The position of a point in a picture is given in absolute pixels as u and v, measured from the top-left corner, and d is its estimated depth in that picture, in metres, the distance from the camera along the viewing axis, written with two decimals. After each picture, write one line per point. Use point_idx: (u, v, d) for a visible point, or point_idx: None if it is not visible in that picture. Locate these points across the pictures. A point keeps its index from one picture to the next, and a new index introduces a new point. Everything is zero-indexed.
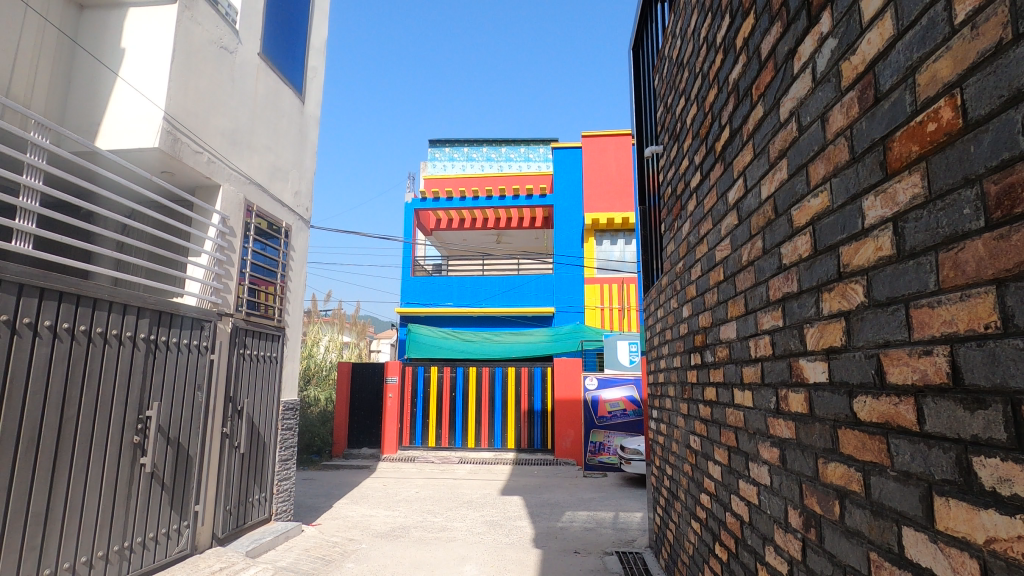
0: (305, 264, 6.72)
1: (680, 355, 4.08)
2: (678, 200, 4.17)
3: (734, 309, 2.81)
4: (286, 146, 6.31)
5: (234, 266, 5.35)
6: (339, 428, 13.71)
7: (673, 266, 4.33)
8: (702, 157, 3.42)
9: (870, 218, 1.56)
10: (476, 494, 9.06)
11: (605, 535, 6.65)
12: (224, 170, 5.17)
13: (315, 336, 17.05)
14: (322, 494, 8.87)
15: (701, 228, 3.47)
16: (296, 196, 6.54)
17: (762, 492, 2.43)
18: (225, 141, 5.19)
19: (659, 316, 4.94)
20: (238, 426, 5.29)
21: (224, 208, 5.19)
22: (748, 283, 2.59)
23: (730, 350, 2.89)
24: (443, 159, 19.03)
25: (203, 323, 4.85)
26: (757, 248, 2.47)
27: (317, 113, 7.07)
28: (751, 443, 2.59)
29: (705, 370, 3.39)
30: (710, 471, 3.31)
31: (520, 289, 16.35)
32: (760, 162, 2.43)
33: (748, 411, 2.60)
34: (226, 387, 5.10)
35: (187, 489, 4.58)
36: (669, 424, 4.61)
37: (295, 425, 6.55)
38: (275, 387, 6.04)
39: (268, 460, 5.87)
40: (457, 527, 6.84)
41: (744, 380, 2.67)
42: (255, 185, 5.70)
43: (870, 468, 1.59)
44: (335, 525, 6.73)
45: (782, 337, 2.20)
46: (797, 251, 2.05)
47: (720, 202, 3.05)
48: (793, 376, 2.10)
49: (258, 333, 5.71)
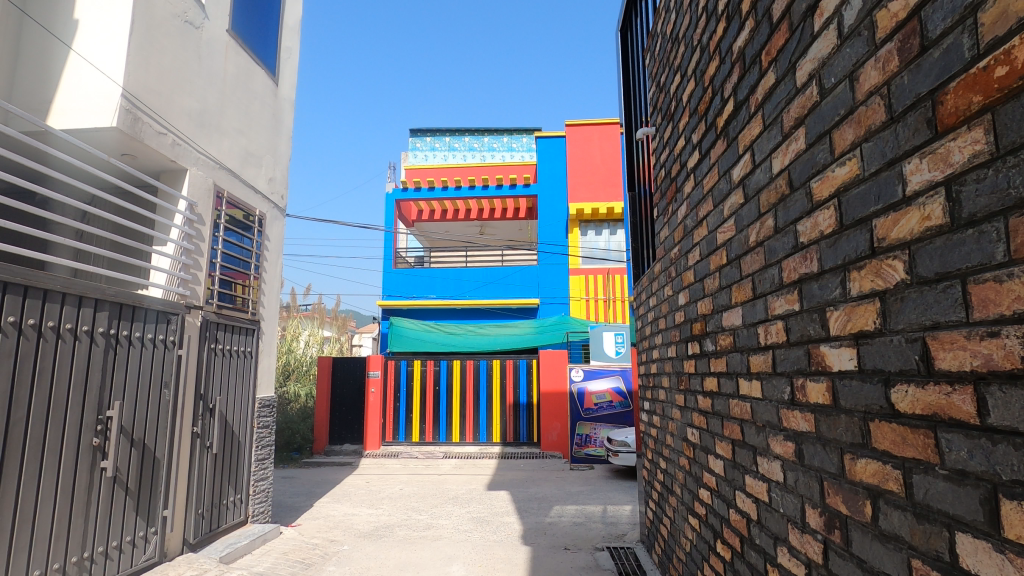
0: (281, 255, 6.40)
1: (676, 344, 3.91)
2: (673, 182, 3.97)
3: (739, 294, 2.64)
4: (258, 130, 5.98)
5: (203, 255, 5.05)
6: (320, 425, 13.40)
7: (666, 253, 4.17)
8: (701, 136, 3.24)
9: (915, 183, 1.39)
10: (462, 490, 8.85)
11: (595, 530, 6.50)
12: (192, 154, 4.86)
13: (295, 331, 16.66)
14: (302, 492, 8.60)
15: (699, 211, 3.30)
16: (269, 182, 6.22)
17: (774, 489, 2.27)
18: (192, 123, 4.87)
19: (652, 304, 4.78)
20: (210, 425, 5.00)
21: (191, 193, 4.87)
22: (756, 266, 2.42)
23: (734, 338, 2.72)
24: (424, 148, 18.64)
25: (169, 316, 4.55)
26: (767, 227, 2.29)
27: (292, 97, 6.75)
28: (760, 437, 2.42)
29: (705, 360, 3.22)
30: (711, 466, 3.13)
31: (505, 281, 16.08)
32: (770, 133, 2.25)
33: (757, 402, 2.45)
34: (195, 384, 4.81)
35: (155, 494, 4.29)
36: (663, 416, 4.45)
37: (273, 423, 6.26)
38: (250, 383, 5.75)
39: (243, 460, 5.59)
40: (443, 524, 6.63)
41: (751, 369, 2.51)
42: (226, 171, 5.40)
43: (911, 465, 1.42)
44: (316, 525, 6.47)
45: (798, 323, 2.03)
46: (818, 227, 1.87)
47: (722, 180, 2.87)
48: (812, 364, 1.94)
49: (230, 327, 5.41)
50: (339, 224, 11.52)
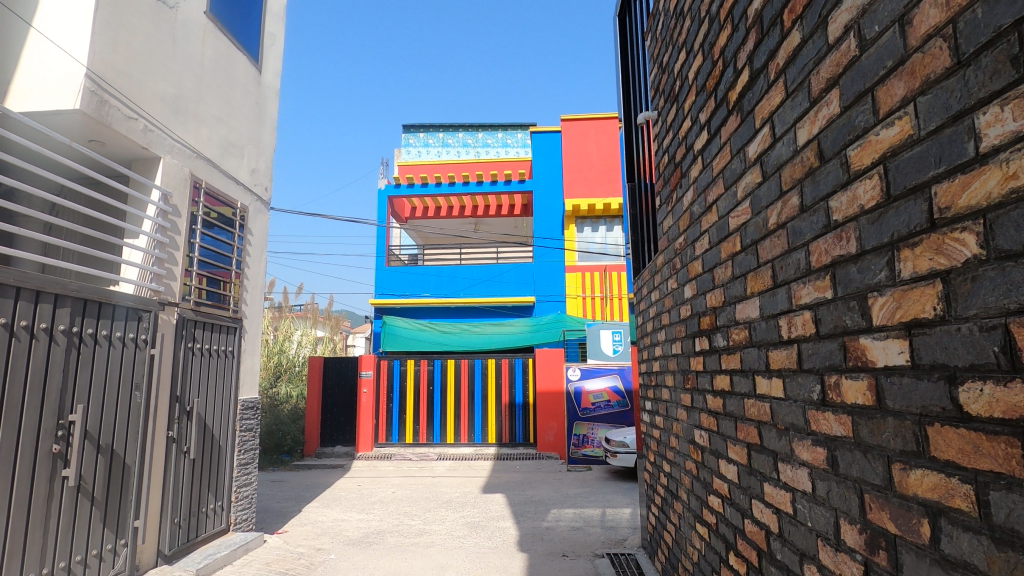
0: (264, 249, 6.12)
1: (681, 341, 3.66)
2: (678, 167, 3.72)
3: (756, 283, 2.39)
4: (239, 119, 5.70)
5: (179, 249, 4.76)
6: (311, 426, 13.10)
7: (671, 243, 3.92)
8: (710, 114, 2.99)
9: (991, 138, 1.15)
10: (456, 493, 8.60)
11: (593, 535, 6.25)
12: (166, 141, 4.58)
13: (287, 331, 16.37)
14: (290, 497, 8.32)
15: (708, 195, 3.05)
16: (252, 174, 5.94)
17: (800, 500, 2.02)
18: (167, 109, 4.59)
19: (654, 299, 4.54)
20: (187, 428, 4.72)
21: (165, 183, 4.58)
22: (777, 251, 2.17)
23: (750, 331, 2.47)
24: (418, 144, 18.33)
25: (141, 314, 4.27)
26: (791, 205, 2.05)
27: (276, 85, 6.47)
28: (782, 442, 2.18)
29: (715, 356, 2.98)
30: (723, 471, 2.89)
31: (500, 278, 15.80)
32: (795, 101, 2.00)
33: (778, 402, 2.20)
34: (170, 386, 4.53)
35: (124, 504, 4.01)
36: (667, 417, 4.21)
37: (257, 425, 5.99)
38: (231, 384, 5.47)
39: (224, 465, 5.30)
40: (436, 530, 6.38)
41: (771, 366, 2.26)
42: (205, 160, 5.12)
43: (987, 479, 1.18)
44: (303, 532, 6.21)
45: (831, 312, 1.79)
46: (857, 201, 1.63)
47: (735, 160, 2.62)
48: (848, 359, 1.69)
49: (209, 325, 5.13)
50: (329, 218, 11.24)
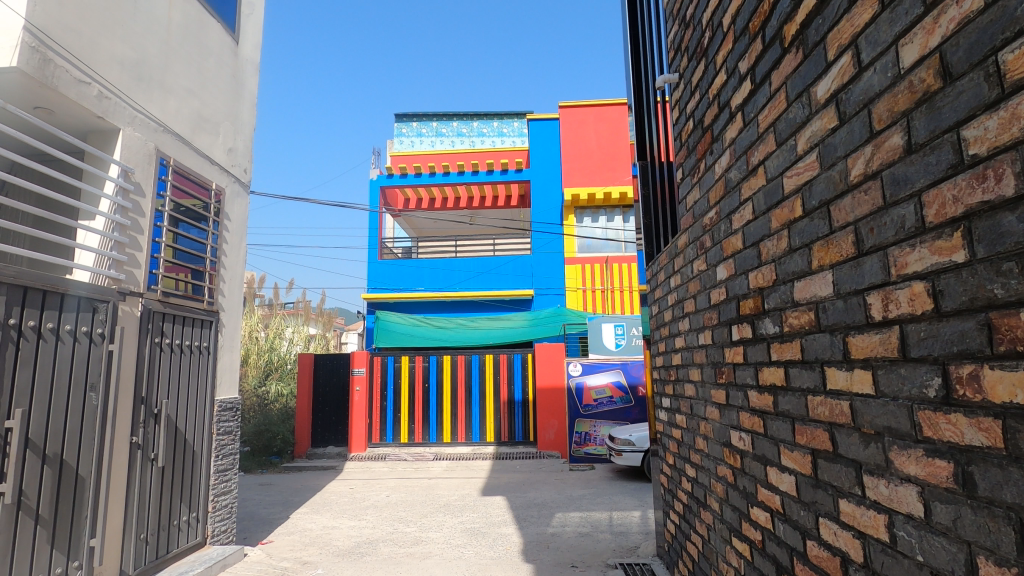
0: (244, 236, 5.63)
1: (712, 330, 3.21)
2: (707, 132, 3.26)
3: (829, 253, 1.94)
4: (214, 92, 5.18)
5: (144, 233, 4.26)
6: (302, 426, 12.62)
7: (698, 219, 3.47)
8: (755, 60, 2.53)
9: None
10: (454, 496, 8.14)
11: (603, 542, 5.80)
12: (126, 110, 4.07)
13: (278, 328, 15.88)
14: (279, 502, 7.86)
15: (752, 156, 2.59)
16: (229, 154, 5.43)
17: (904, 525, 1.58)
18: (126, 75, 4.08)
19: (674, 285, 4.09)
20: (155, 434, 4.25)
21: (126, 157, 4.08)
22: (865, 210, 1.72)
23: (818, 314, 2.02)
24: (411, 134, 17.79)
25: (96, 305, 3.77)
26: (890, 147, 1.59)
27: (256, 59, 5.95)
28: (870, 451, 1.74)
29: (762, 345, 2.53)
30: (773, 482, 2.45)
31: (497, 271, 15.39)
32: (898, 10, 1.55)
33: (866, 399, 1.75)
34: (133, 386, 4.06)
35: (77, 520, 3.53)
36: (691, 415, 3.75)
37: (237, 428, 5.50)
38: (207, 384, 4.98)
39: (199, 473, 4.83)
40: (433, 538, 5.93)
41: (851, 355, 1.82)
42: (174, 136, 4.61)
43: None
44: (288, 543, 5.75)
45: (963, 281, 1.34)
46: (1018, 123, 1.18)
47: (795, 106, 2.16)
48: (997, 343, 1.25)
49: (180, 318, 4.64)
50: (317, 204, 10.75)
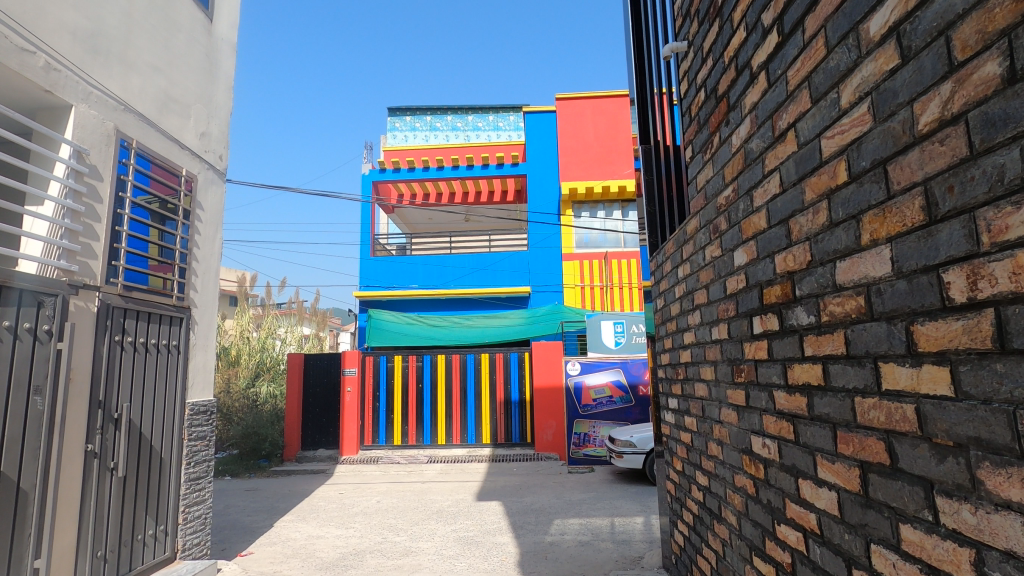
0: (219, 227, 5.28)
1: (728, 324, 2.87)
2: (722, 100, 2.90)
3: (887, 223, 1.59)
4: (185, 71, 4.82)
5: (102, 221, 3.90)
6: (291, 429, 12.25)
7: (711, 199, 3.11)
8: (783, 5, 2.18)
9: None
10: (447, 502, 7.79)
11: (604, 551, 5.44)
12: (79, 85, 3.70)
13: (269, 328, 15.52)
14: (264, 509, 7.49)
15: (780, 118, 2.23)
16: (201, 138, 5.06)
17: (1002, 564, 1.24)
18: (80, 47, 3.71)
19: (682, 275, 3.74)
20: (114, 441, 3.91)
21: (79, 137, 3.71)
22: (941, 166, 1.38)
23: (872, 298, 1.67)
24: (404, 129, 17.44)
25: (43, 299, 3.40)
26: (984, 78, 1.25)
27: (233, 38, 5.58)
28: (948, 467, 1.39)
29: (793, 337, 2.18)
30: (807, 496, 2.10)
31: (493, 268, 15.04)
32: None
33: (942, 402, 1.40)
34: (87, 388, 3.71)
35: (18, 540, 3.17)
36: (703, 418, 3.40)
37: (211, 433, 5.13)
38: (176, 386, 4.63)
39: (166, 483, 4.46)
40: (424, 549, 5.58)
41: (920, 347, 1.47)
42: (136, 116, 4.25)
43: None
44: (268, 555, 5.40)
45: None
46: None
47: (837, 52, 1.82)
48: None
49: (145, 314, 4.29)
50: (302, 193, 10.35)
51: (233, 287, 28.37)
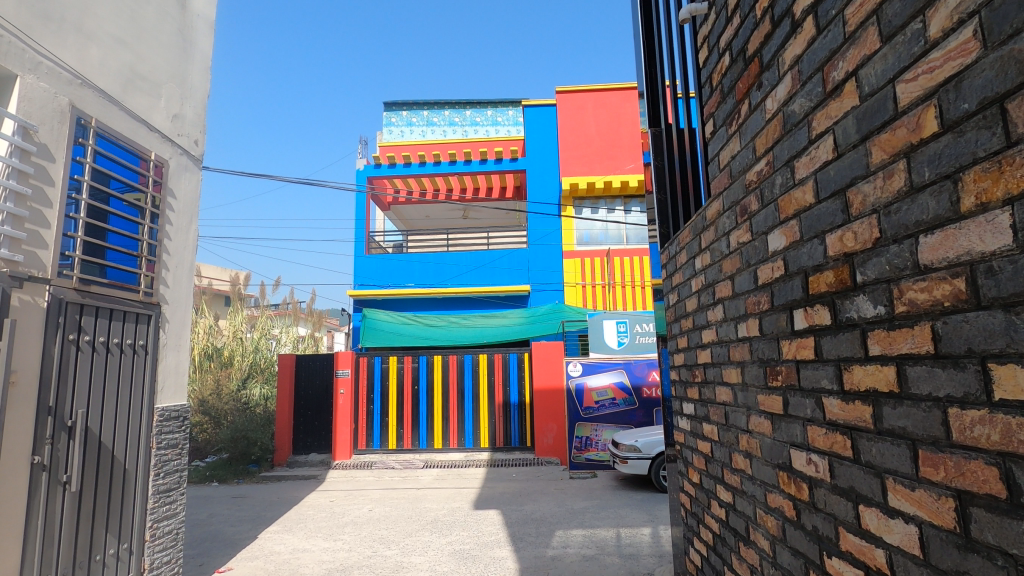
0: (194, 217, 4.93)
1: (760, 319, 2.48)
2: (753, 60, 2.51)
3: (1008, 181, 1.20)
4: (155, 48, 4.47)
5: (54, 207, 3.55)
6: (282, 432, 11.86)
7: (738, 177, 2.72)
8: None
9: None
10: (443, 510, 7.40)
11: (611, 567, 5.04)
12: (25, 54, 3.35)
13: (262, 327, 15.13)
14: (249, 518, 7.10)
15: (835, 64, 1.84)
16: (173, 121, 4.69)
17: None
18: (26, 11, 3.36)
19: (700, 267, 3.36)
20: (67, 452, 3.59)
21: (26, 113, 3.36)
22: None
23: (979, 281, 1.28)
24: (401, 123, 17.08)
25: None
26: None
27: (212, 16, 5.21)
28: None
29: (853, 332, 1.78)
30: (873, 527, 1.71)
31: (492, 265, 14.65)
32: None
33: None
34: (33, 394, 3.38)
35: None
36: (725, 426, 3.01)
37: (184, 442, 4.77)
38: (142, 390, 4.30)
39: (129, 496, 4.14)
40: (416, 564, 5.19)
41: None
42: (96, 92, 3.89)
43: None
44: (248, 572, 5.03)
45: None
46: None
47: None
48: None
49: (105, 310, 3.95)
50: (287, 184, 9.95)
51: (227, 287, 27.94)
